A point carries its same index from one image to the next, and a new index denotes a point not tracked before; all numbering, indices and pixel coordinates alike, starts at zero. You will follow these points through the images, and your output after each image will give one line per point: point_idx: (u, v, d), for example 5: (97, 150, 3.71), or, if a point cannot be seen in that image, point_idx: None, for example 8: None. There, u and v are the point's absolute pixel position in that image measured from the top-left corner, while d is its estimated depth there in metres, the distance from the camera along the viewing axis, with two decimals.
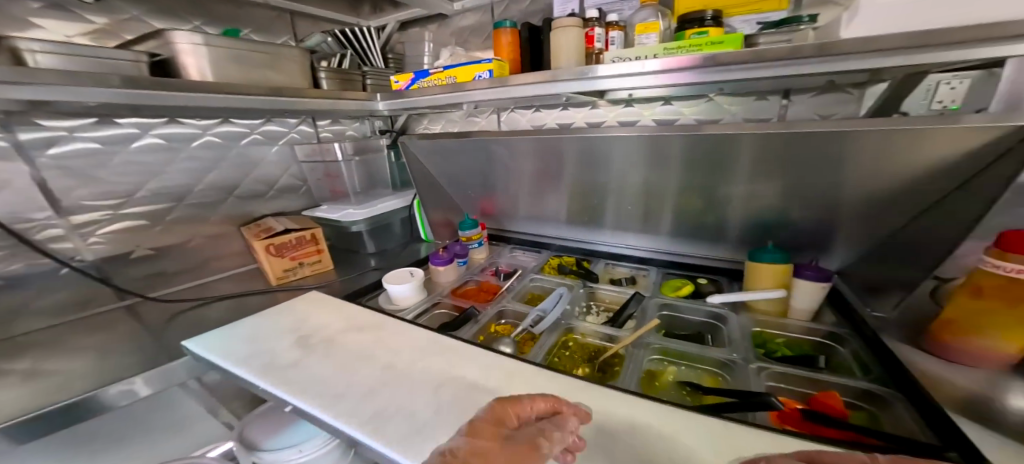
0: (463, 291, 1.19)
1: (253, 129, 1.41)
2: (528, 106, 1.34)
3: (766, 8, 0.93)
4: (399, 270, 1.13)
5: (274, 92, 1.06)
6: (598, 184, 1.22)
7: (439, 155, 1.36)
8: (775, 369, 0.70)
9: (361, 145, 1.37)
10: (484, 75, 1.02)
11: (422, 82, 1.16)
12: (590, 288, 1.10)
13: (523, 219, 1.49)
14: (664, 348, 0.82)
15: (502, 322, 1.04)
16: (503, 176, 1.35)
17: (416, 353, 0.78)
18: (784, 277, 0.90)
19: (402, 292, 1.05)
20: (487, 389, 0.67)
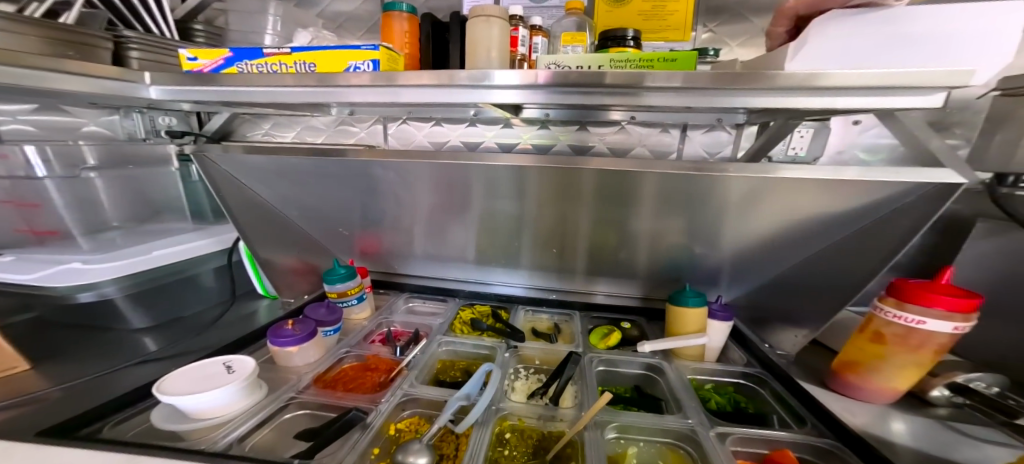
0: (336, 375, 0.80)
1: None
2: (426, 117, 1.07)
3: (672, 37, 0.89)
4: (201, 366, 0.68)
5: None
6: (505, 220, 1.06)
7: (283, 177, 0.97)
8: (736, 434, 0.62)
9: (113, 153, 0.96)
10: (364, 67, 0.72)
11: (246, 65, 0.76)
12: (515, 349, 0.92)
13: (416, 258, 1.21)
14: (620, 423, 0.67)
15: (405, 417, 0.71)
16: (384, 207, 1.05)
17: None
18: (701, 320, 0.87)
19: (205, 404, 0.60)
20: None
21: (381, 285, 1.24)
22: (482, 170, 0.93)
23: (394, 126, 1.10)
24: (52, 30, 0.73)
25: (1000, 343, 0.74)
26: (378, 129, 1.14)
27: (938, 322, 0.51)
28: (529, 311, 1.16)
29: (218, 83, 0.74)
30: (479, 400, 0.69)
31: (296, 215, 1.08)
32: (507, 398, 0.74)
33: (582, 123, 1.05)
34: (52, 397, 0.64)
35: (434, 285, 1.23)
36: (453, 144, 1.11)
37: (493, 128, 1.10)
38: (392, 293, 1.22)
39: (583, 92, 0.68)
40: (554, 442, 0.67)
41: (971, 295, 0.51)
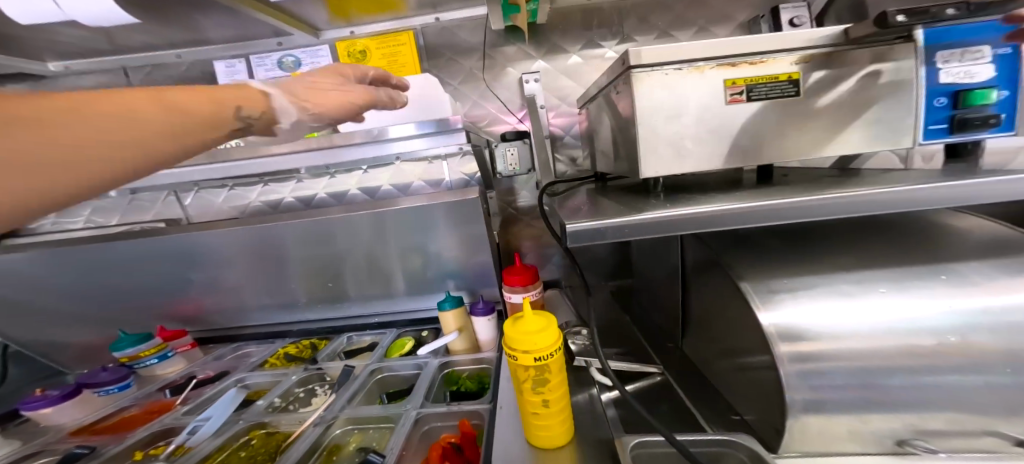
0: (109, 424, 0.86)
1: None
2: (218, 184, 1.16)
3: (405, 71, 1.05)
4: None
5: None
6: (316, 262, 1.15)
7: (103, 262, 1.04)
8: (432, 410, 0.73)
9: None
10: None
11: None
12: (313, 369, 0.98)
13: (249, 311, 1.25)
14: (350, 417, 0.75)
15: (161, 444, 0.78)
16: (190, 271, 1.11)
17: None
18: (464, 318, 0.99)
19: None
20: None
21: (213, 340, 1.27)
22: (292, 225, 1.05)
23: (189, 196, 1.18)
24: None
25: (650, 299, 0.96)
26: (173, 199, 1.19)
27: (515, 295, 0.72)
28: (351, 336, 1.23)
29: None
30: (220, 419, 0.77)
31: (111, 287, 1.12)
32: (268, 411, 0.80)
33: (362, 167, 1.15)
34: None
35: (267, 329, 1.28)
36: (254, 205, 1.20)
37: (287, 184, 1.18)
38: (221, 345, 1.25)
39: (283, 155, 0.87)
40: (287, 440, 0.73)
41: (525, 270, 0.74)
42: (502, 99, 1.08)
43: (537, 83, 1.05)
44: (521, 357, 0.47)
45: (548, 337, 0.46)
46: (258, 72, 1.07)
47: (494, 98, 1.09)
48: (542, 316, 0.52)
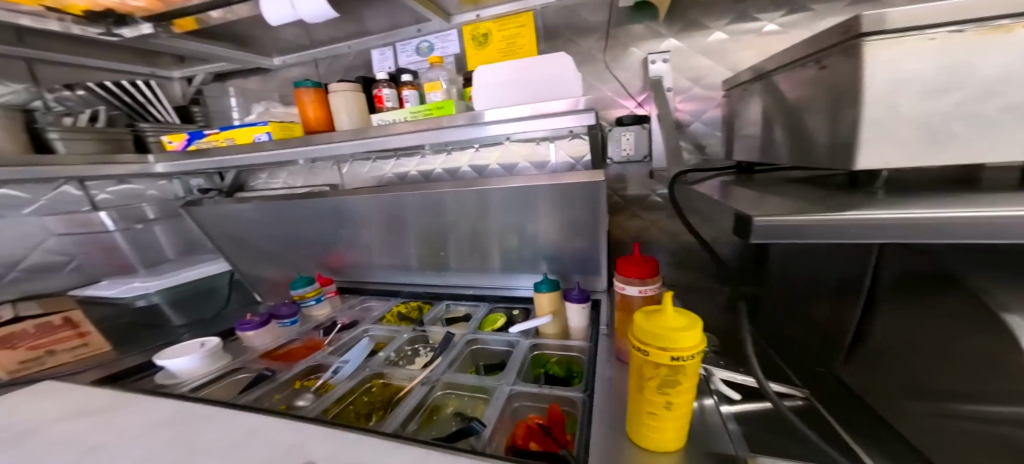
0: (286, 351, 1.07)
1: None
2: (365, 157, 1.36)
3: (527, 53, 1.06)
4: (185, 342, 0.94)
5: (19, 161, 0.87)
6: (429, 231, 1.26)
7: (274, 217, 1.27)
8: (524, 390, 0.74)
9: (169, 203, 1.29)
10: (261, 137, 1.02)
11: (199, 144, 1.09)
12: (418, 330, 1.10)
13: (374, 268, 1.45)
14: (450, 383, 0.82)
15: (312, 377, 0.95)
16: (336, 232, 1.32)
17: (145, 429, 0.58)
18: (558, 303, 0.97)
19: (185, 365, 0.88)
20: (207, 453, 0.52)
21: (346, 291, 1.52)
22: (413, 196, 1.16)
23: (345, 167, 1.42)
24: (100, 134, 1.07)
25: (794, 316, 0.84)
26: (335, 168, 1.45)
27: (630, 287, 0.68)
28: (449, 304, 1.33)
29: (202, 155, 1.04)
30: (354, 362, 0.92)
31: (278, 243, 1.36)
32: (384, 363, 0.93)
33: (474, 146, 1.22)
34: (107, 363, 0.93)
35: (385, 286, 1.48)
36: (386, 177, 1.38)
37: (413, 159, 1.33)
38: (351, 295, 1.50)
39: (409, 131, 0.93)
40: (398, 393, 0.84)
41: (646, 262, 0.68)
42: (624, 83, 1.01)
43: (665, 64, 0.96)
44: (655, 353, 0.44)
45: (691, 337, 0.42)
46: (400, 58, 1.21)
47: (612, 79, 1.03)
48: (684, 315, 0.47)
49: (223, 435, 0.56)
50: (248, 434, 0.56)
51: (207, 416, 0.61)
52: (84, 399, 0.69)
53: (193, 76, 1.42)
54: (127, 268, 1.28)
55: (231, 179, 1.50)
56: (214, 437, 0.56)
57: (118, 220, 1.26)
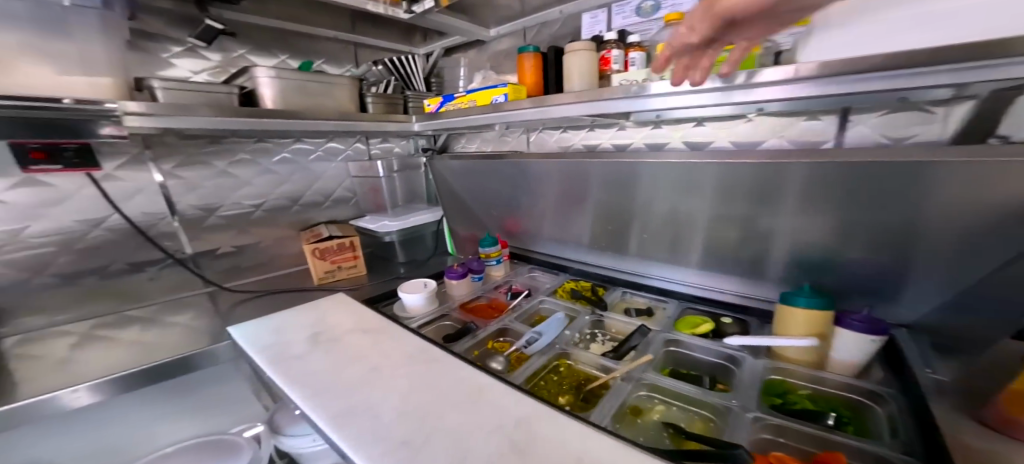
0: (474, 305, 1.16)
1: (280, 149, 1.30)
2: (557, 126, 1.34)
3: None
4: (414, 279, 1.12)
5: (342, 118, 1.13)
6: (614, 208, 1.14)
7: (472, 175, 1.39)
8: (774, 423, 0.59)
9: (405, 161, 1.42)
10: (500, 99, 1.04)
11: (450, 106, 1.19)
12: (597, 315, 1.03)
13: (540, 236, 1.44)
14: (657, 386, 0.72)
15: (502, 339, 1.01)
16: (519, 193, 1.34)
17: (401, 360, 0.75)
18: (821, 326, 0.71)
19: (414, 301, 1.04)
20: (454, 401, 0.63)
21: (516, 257, 1.52)
22: (599, 166, 1.07)
23: (534, 135, 1.43)
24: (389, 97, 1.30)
25: None
26: (524, 137, 1.48)
27: None
28: (625, 293, 1.17)
29: (440, 118, 1.19)
30: (547, 336, 0.92)
31: (471, 197, 1.47)
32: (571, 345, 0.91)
33: (697, 120, 1.02)
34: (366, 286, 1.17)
35: (553, 259, 1.42)
36: (575, 147, 1.33)
37: (609, 131, 1.23)
38: (520, 263, 1.48)
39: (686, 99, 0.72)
40: (592, 382, 0.80)
41: None
42: None
43: None
44: None
45: None
46: (615, 20, 1.09)
47: None
48: None
49: (455, 386, 0.68)
50: (473, 394, 0.66)
51: (438, 363, 0.74)
52: (362, 316, 0.92)
53: (432, 53, 1.59)
54: (382, 208, 1.43)
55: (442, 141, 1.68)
56: (448, 386, 0.68)
57: (391, 167, 1.37)
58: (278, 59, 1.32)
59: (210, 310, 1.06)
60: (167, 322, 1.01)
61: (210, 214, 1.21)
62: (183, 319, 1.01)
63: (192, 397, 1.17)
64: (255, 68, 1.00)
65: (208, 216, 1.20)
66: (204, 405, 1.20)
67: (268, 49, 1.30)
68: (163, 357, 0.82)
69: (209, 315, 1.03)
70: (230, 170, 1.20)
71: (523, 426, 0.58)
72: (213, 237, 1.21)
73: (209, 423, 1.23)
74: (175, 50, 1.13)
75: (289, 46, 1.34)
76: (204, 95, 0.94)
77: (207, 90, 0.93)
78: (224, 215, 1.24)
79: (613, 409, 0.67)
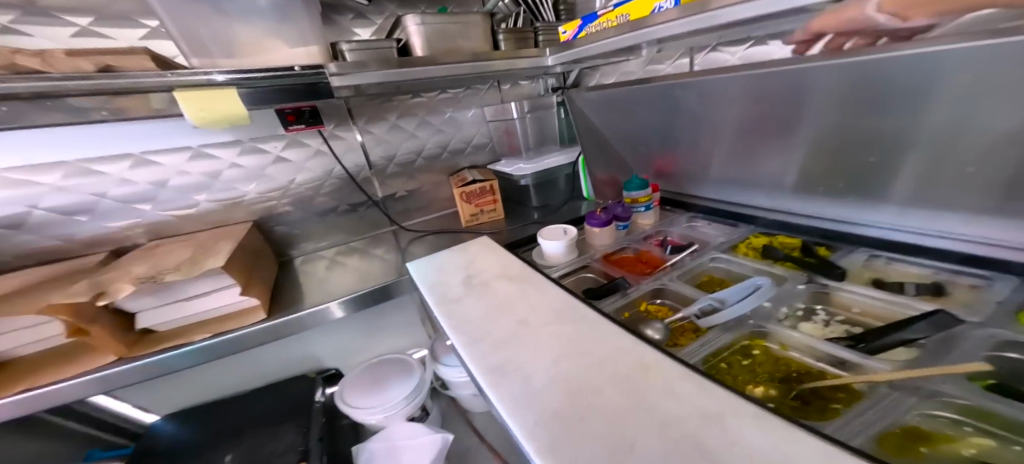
0: (618, 258, 0.94)
1: (433, 101, 1.23)
2: (739, 38, 0.91)
3: None
4: (551, 226, 0.99)
5: (473, 61, 1.01)
6: (864, 135, 0.63)
7: (612, 110, 1.07)
8: None
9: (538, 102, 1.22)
10: (666, 5, 0.69)
11: (592, 28, 0.93)
12: (819, 285, 0.66)
13: (706, 182, 0.99)
14: (973, 407, 0.41)
15: (657, 303, 0.76)
16: (678, 119, 0.93)
17: (550, 316, 0.66)
18: None
19: (556, 249, 0.92)
20: (617, 378, 0.51)
21: (668, 204, 1.12)
22: (816, 72, 0.63)
23: (702, 56, 1.00)
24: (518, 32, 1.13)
25: None
26: (686, 59, 1.05)
27: None
28: (880, 258, 0.69)
29: (574, 48, 0.97)
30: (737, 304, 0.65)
31: (610, 136, 1.14)
32: (777, 321, 0.61)
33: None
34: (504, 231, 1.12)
35: (725, 207, 0.97)
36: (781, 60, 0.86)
37: None
38: (676, 212, 1.07)
39: None
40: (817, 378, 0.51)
41: None
42: None
43: None
44: None
45: None
46: None
47: None
48: None
49: (615, 356, 0.54)
50: (641, 372, 0.51)
51: (593, 325, 0.62)
52: (507, 265, 0.87)
53: None
54: (515, 151, 1.30)
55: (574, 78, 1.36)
56: (607, 356, 0.54)
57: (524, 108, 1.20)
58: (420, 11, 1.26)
59: (390, 247, 1.20)
60: (373, 254, 1.18)
61: (385, 170, 1.23)
62: (366, 256, 1.17)
63: (382, 320, 1.42)
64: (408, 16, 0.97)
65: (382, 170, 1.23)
66: (389, 328, 1.44)
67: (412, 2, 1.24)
68: (355, 291, 0.96)
69: (388, 252, 1.17)
70: (401, 123, 1.20)
71: (722, 431, 0.40)
72: (393, 183, 1.26)
73: (396, 341, 1.47)
74: (352, 18, 1.16)
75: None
76: (372, 52, 0.96)
77: (373, 46, 0.95)
78: (397, 170, 1.25)
79: (872, 430, 0.41)
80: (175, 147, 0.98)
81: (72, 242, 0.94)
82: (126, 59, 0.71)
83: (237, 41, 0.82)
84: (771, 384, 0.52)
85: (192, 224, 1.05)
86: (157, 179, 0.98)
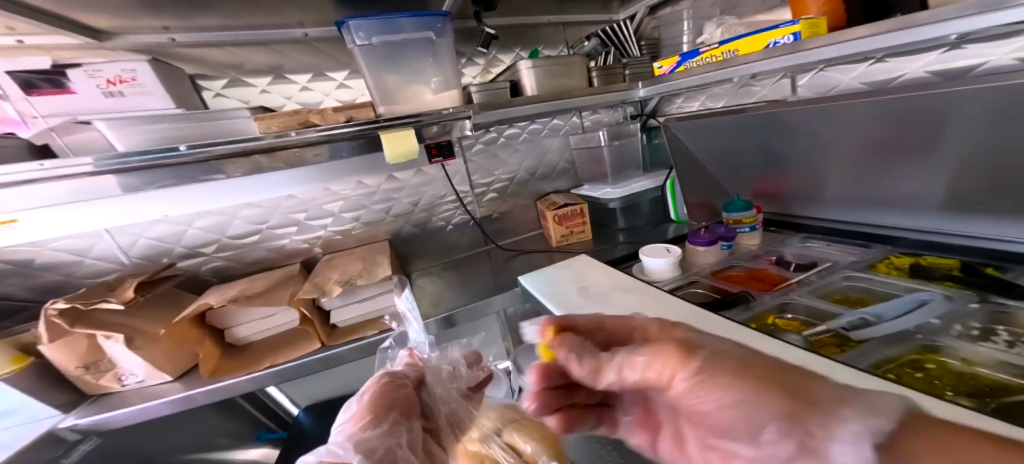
0: (726, 275, 0.99)
1: (523, 129, 1.33)
2: (862, 59, 0.91)
3: None
4: (653, 244, 1.05)
5: (555, 97, 1.08)
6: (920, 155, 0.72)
7: (707, 132, 1.12)
8: None
9: (617, 130, 1.24)
10: (783, 40, 0.78)
11: (690, 63, 1.02)
12: (995, 303, 0.64)
13: (825, 204, 1.03)
14: None
15: (787, 317, 0.79)
16: (790, 146, 0.96)
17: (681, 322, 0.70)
18: None
19: (658, 265, 0.96)
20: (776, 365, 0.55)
21: (774, 225, 1.17)
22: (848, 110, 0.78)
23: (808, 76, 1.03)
24: (607, 69, 1.20)
25: None
26: (786, 81, 1.09)
27: None
28: None
29: (667, 80, 1.08)
30: (896, 322, 0.66)
31: (712, 160, 1.20)
32: (946, 338, 0.62)
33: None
34: (601, 252, 1.17)
35: (853, 227, 0.99)
36: (909, 79, 0.86)
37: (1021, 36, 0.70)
38: (788, 233, 1.11)
39: None
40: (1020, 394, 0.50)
41: None
42: None
43: None
44: None
45: None
46: None
47: None
48: None
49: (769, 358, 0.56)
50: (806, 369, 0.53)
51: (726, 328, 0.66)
52: (627, 279, 0.91)
53: (635, 14, 1.35)
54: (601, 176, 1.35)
55: (652, 105, 1.45)
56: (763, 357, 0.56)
57: (608, 137, 1.23)
58: (514, 53, 1.29)
59: (487, 264, 1.26)
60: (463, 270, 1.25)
61: (483, 197, 1.34)
62: (471, 270, 1.23)
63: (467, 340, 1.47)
64: (520, 63, 1.10)
65: (482, 195, 1.33)
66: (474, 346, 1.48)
67: (507, 44, 1.28)
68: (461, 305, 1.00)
69: (485, 269, 1.23)
70: (498, 153, 1.32)
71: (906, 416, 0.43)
72: (489, 205, 1.35)
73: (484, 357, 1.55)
74: (465, 63, 1.23)
75: (522, 39, 1.29)
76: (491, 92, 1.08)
77: (493, 87, 1.08)
78: (495, 194, 1.35)
79: None
80: (345, 183, 1.15)
81: (278, 253, 1.14)
82: (362, 111, 0.91)
83: (391, 88, 0.96)
84: (958, 395, 0.54)
85: (350, 242, 1.22)
86: (328, 201, 1.15)
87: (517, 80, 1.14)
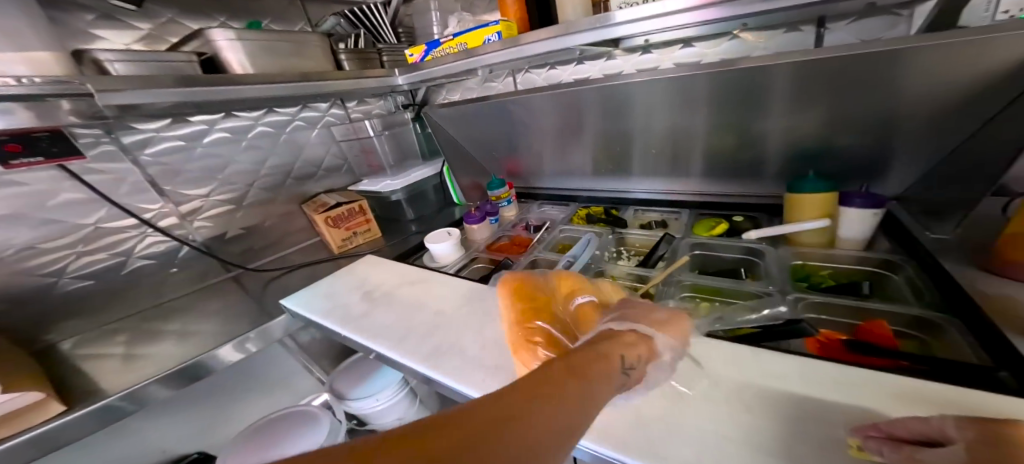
0: (497, 245, 1.16)
1: (257, 121, 1.18)
2: (541, 63, 1.19)
3: None
4: (437, 230, 1.12)
5: (303, 78, 0.95)
6: (867, 122, 0.67)
7: (461, 120, 1.24)
8: (814, 299, 0.62)
9: (388, 120, 1.32)
10: (493, 38, 0.94)
11: (435, 52, 1.10)
12: (619, 233, 0.98)
13: (543, 176, 1.31)
14: (697, 285, 0.72)
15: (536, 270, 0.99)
16: (517, 133, 1.18)
17: (460, 302, 0.78)
18: (832, 206, 0.71)
19: (443, 250, 1.04)
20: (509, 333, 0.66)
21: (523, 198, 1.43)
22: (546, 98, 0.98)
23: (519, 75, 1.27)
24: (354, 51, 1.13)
25: None
26: (511, 79, 1.32)
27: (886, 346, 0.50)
28: (637, 210, 1.08)
29: (421, 68, 1.11)
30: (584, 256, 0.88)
31: (470, 146, 1.34)
32: (606, 263, 0.87)
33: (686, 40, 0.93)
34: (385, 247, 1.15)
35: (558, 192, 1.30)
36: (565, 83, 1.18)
37: (597, 62, 1.09)
38: (529, 201, 1.37)
39: (674, 13, 0.67)
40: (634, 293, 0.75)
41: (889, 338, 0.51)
42: None
43: None
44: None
45: None
46: None
47: None
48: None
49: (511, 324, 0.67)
50: None
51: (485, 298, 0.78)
52: (409, 270, 0.94)
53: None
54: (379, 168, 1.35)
55: (421, 95, 1.49)
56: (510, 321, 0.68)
57: (377, 126, 1.29)
58: (218, 22, 1.16)
59: (245, 290, 1.03)
60: (210, 305, 0.98)
61: (208, 199, 1.13)
62: (223, 303, 0.98)
63: (244, 385, 1.19)
64: (211, 30, 0.86)
65: (210, 195, 1.13)
66: (252, 389, 1.22)
67: (204, 11, 1.14)
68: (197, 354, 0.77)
69: (245, 296, 1.00)
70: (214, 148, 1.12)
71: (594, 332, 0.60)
72: (227, 219, 1.17)
73: (277, 398, 1.30)
74: (92, 19, 0.95)
75: (226, 8, 1.18)
76: (159, 66, 0.81)
77: (166, 59, 0.82)
78: (222, 195, 1.15)
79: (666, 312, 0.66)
80: None
81: None
82: None
83: None
84: None
85: None
86: None
87: (214, 54, 0.90)
